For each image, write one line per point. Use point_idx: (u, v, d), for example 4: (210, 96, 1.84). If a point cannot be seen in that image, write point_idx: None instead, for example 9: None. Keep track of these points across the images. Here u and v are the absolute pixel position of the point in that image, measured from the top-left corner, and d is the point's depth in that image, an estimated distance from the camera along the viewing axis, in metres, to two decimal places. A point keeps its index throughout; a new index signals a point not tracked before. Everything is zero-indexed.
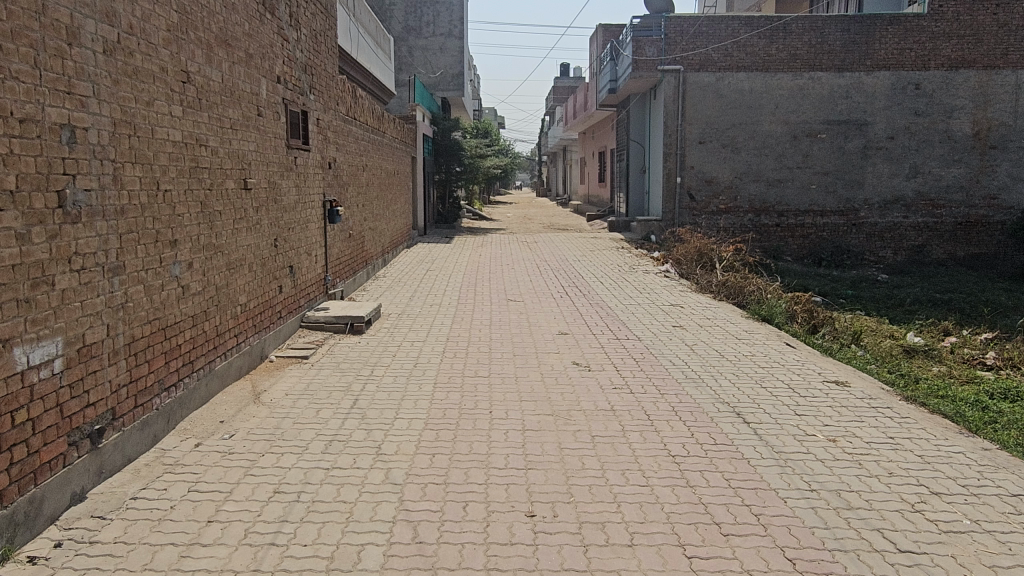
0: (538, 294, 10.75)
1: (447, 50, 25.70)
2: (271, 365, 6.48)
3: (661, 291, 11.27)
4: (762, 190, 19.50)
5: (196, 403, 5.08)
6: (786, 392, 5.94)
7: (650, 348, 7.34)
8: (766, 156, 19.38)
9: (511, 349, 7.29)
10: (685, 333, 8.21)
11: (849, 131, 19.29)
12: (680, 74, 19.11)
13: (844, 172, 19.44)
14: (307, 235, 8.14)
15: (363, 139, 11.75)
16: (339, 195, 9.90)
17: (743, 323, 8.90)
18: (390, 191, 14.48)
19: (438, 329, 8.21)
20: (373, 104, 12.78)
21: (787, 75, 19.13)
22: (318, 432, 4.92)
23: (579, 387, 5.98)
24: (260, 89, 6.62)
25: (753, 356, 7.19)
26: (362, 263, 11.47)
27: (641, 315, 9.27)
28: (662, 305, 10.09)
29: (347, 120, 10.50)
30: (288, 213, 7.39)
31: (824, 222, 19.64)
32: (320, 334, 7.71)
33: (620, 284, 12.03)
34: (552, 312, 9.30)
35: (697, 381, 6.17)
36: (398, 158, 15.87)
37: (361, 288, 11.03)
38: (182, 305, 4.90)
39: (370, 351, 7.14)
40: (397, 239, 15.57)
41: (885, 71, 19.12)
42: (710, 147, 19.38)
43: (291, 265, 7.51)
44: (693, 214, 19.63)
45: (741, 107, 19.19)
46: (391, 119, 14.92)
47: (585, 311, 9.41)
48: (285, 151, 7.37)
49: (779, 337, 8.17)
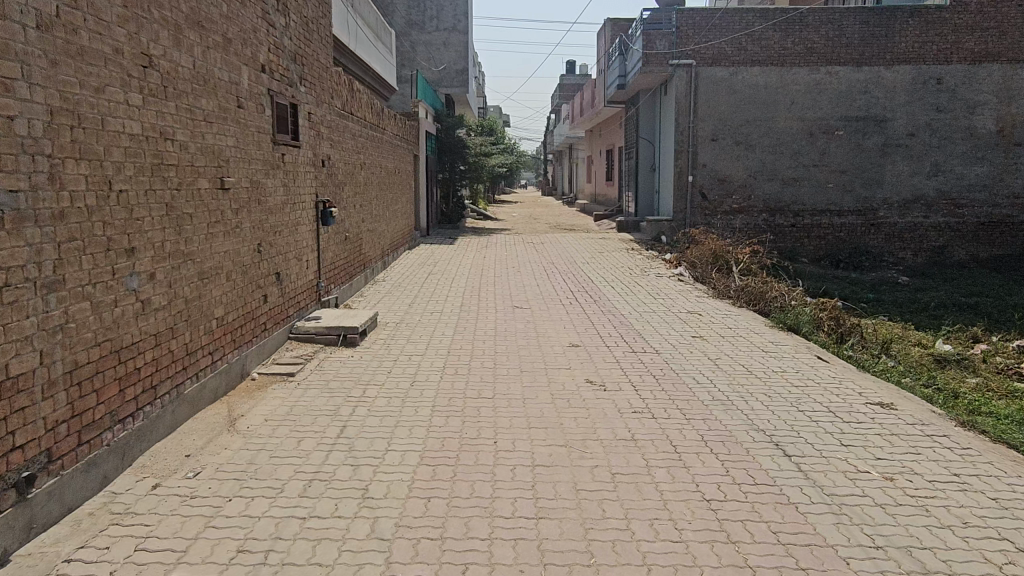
0: (546, 301, 10.12)
1: (451, 45, 25.07)
2: (252, 384, 5.85)
3: (676, 297, 10.64)
4: (778, 189, 18.81)
5: (159, 434, 4.46)
6: (826, 417, 5.29)
7: (670, 363, 6.70)
8: (781, 153, 18.71)
9: (518, 365, 6.65)
10: (706, 345, 7.58)
11: (867, 128, 18.61)
12: (692, 69, 18.44)
13: (862, 170, 18.75)
14: (296, 239, 7.53)
15: (361, 136, 11.15)
16: (334, 195, 9.28)
17: (767, 332, 8.26)
18: (390, 190, 13.88)
19: (439, 340, 7.60)
20: (371, 99, 12.16)
21: (803, 70, 18.45)
22: (296, 469, 4.29)
23: (595, 411, 5.34)
24: (240, 79, 6.00)
25: (783, 372, 6.54)
26: (360, 267, 10.86)
27: (656, 324, 8.64)
28: (678, 312, 9.45)
29: (343, 115, 9.89)
30: (273, 216, 6.76)
31: (842, 222, 18.95)
32: (310, 347, 7.10)
33: (632, 288, 11.39)
34: (561, 321, 8.67)
35: (725, 403, 5.52)
36: (399, 156, 15.28)
37: (359, 293, 10.43)
38: (142, 322, 4.28)
39: (364, 367, 6.51)
40: (399, 241, 14.96)
41: (905, 65, 18.43)
42: (723, 144, 18.70)
43: (277, 272, 6.88)
44: (706, 214, 18.97)
45: (755, 103, 18.51)
46: (391, 115, 14.31)
47: (596, 319, 8.78)
48: (271, 147, 6.76)
49: (809, 349, 7.51)
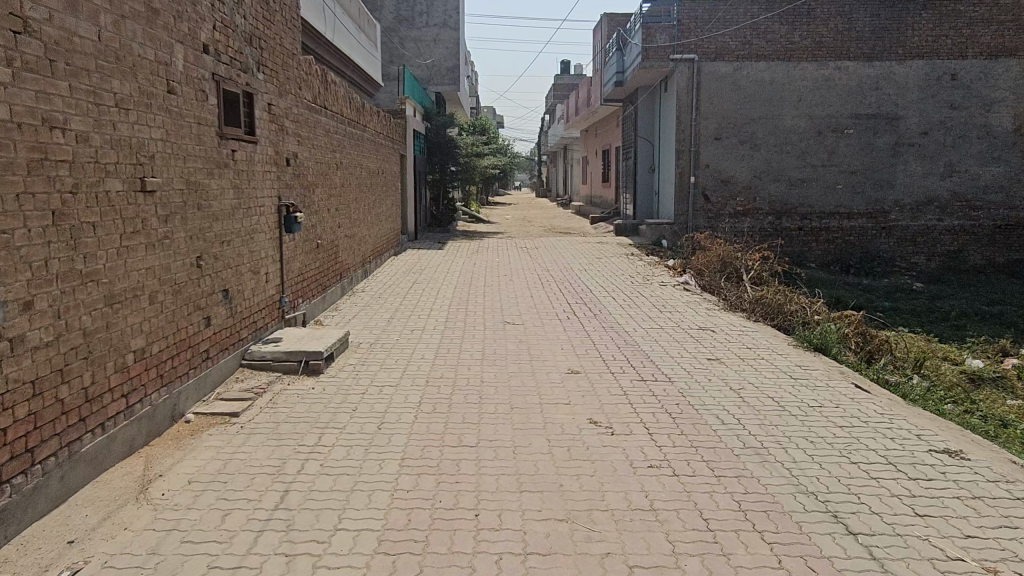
0: (542, 314, 9.10)
1: (442, 42, 24.11)
2: (184, 429, 4.81)
3: (684, 310, 9.65)
4: (784, 190, 17.85)
5: (36, 511, 3.43)
6: (887, 472, 4.29)
7: (687, 397, 5.68)
8: (788, 153, 17.75)
9: (509, 399, 5.62)
10: (724, 370, 6.58)
11: (878, 126, 17.67)
12: (694, 65, 17.48)
13: (873, 171, 17.81)
14: (251, 249, 6.49)
15: (337, 132, 10.14)
16: (302, 198, 8.26)
17: (792, 354, 7.27)
18: (372, 192, 12.88)
19: (420, 366, 6.56)
20: (350, 93, 11.15)
21: (811, 65, 17.51)
22: (212, 561, 3.24)
23: (602, 466, 4.32)
24: (173, 59, 4.97)
25: (821, 408, 5.54)
26: (335, 277, 9.83)
27: (664, 343, 7.65)
28: (688, 328, 8.45)
29: (315, 109, 8.89)
30: (218, 223, 5.73)
31: (852, 225, 17.99)
32: (265, 376, 6.04)
33: (635, 299, 10.40)
34: (558, 340, 7.66)
35: (761, 455, 4.51)
36: (383, 156, 14.28)
37: (332, 307, 9.39)
38: (9, 368, 3.26)
39: (324, 404, 5.45)
40: (383, 247, 13.93)
41: (919, 59, 17.50)
42: (727, 143, 17.74)
43: (224, 289, 5.85)
44: (709, 217, 18.00)
45: (760, 100, 17.56)
46: (374, 111, 13.30)
47: (597, 337, 7.78)
48: (217, 143, 5.74)
49: (844, 376, 6.51)
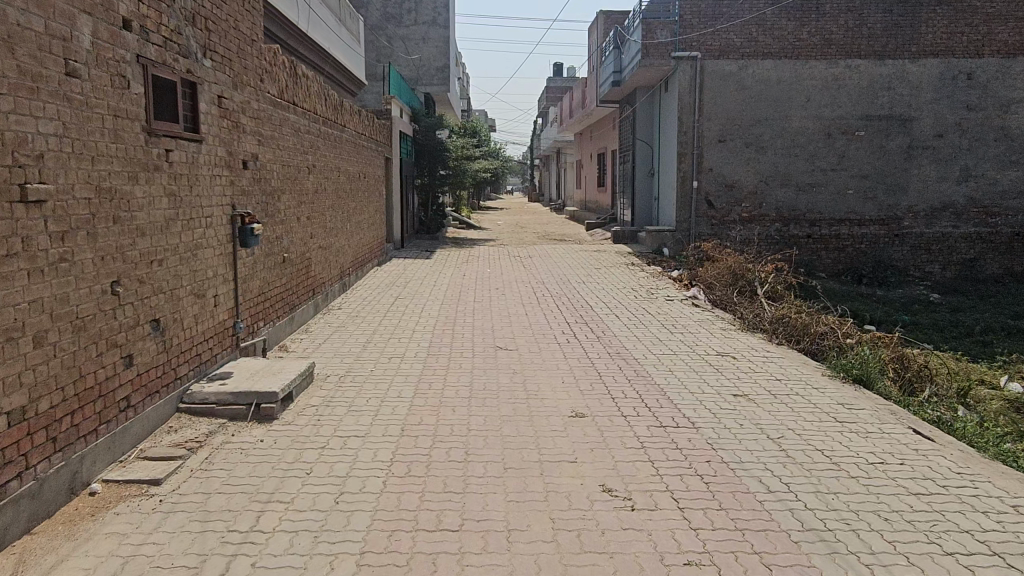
0: (538, 336, 8.06)
1: (431, 41, 23.08)
2: (84, 509, 3.73)
3: (697, 330, 8.63)
4: (792, 195, 16.91)
5: None
6: (999, 571, 3.27)
7: (719, 452, 4.64)
8: (796, 156, 16.81)
9: (502, 456, 4.57)
10: (754, 412, 5.56)
11: (890, 128, 16.76)
12: (697, 63, 16.53)
13: (885, 175, 16.88)
14: (192, 268, 5.42)
15: (310, 132, 9.10)
16: (265, 207, 7.21)
17: (828, 387, 6.26)
18: (352, 198, 11.84)
19: (396, 409, 5.49)
20: (325, 89, 10.11)
21: (820, 63, 16.58)
22: None
23: (624, 564, 3.28)
24: (75, 32, 3.94)
25: (884, 465, 4.51)
26: (306, 294, 8.77)
27: (679, 373, 6.64)
28: (704, 354, 7.44)
29: (281, 105, 7.85)
30: (144, 238, 4.67)
31: (863, 233, 17.05)
32: (206, 425, 4.97)
33: (641, 317, 9.39)
34: (557, 370, 6.63)
35: (829, 543, 3.48)
36: (365, 159, 13.26)
37: (301, 328, 8.33)
38: None
39: (272, 465, 4.38)
40: (364, 257, 12.90)
41: (932, 58, 16.61)
42: (731, 146, 16.79)
43: (152, 320, 4.79)
44: (713, 224, 17.05)
45: (766, 100, 16.63)
46: (354, 110, 12.27)
47: (601, 367, 6.75)
48: (144, 140, 4.70)
49: (899, 419, 5.48)
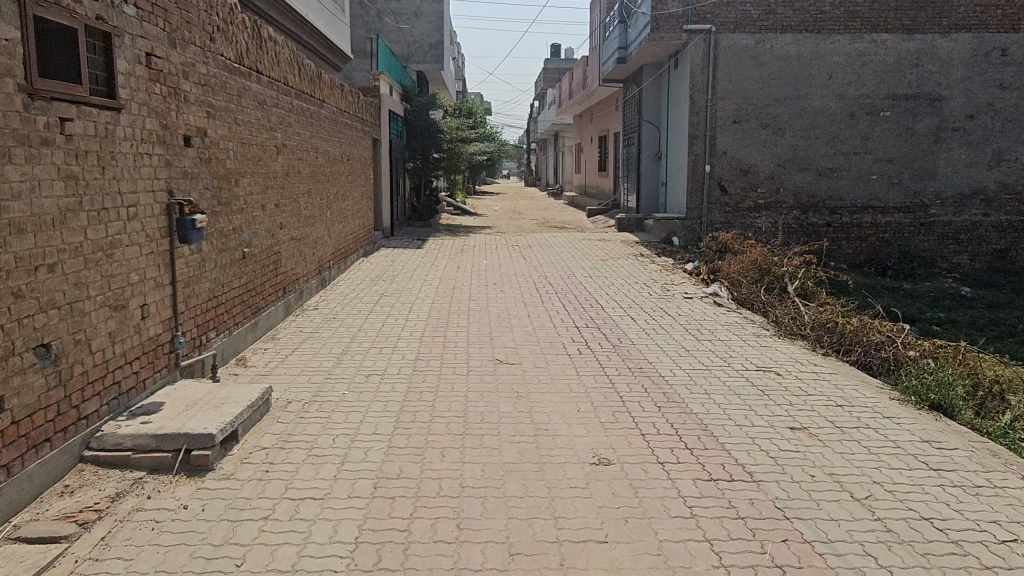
0: (544, 345, 6.87)
1: (424, 16, 21.72)
2: None
3: (727, 337, 7.46)
4: (811, 180, 15.72)
5: None
6: None
7: (798, 526, 3.47)
8: (816, 138, 15.60)
9: (506, 531, 3.40)
10: (823, 455, 4.39)
11: (918, 108, 15.54)
12: (710, 36, 15.26)
13: (911, 159, 15.70)
14: (103, 272, 4.20)
15: (279, 105, 7.87)
16: (216, 192, 5.98)
17: (903, 418, 5.11)
18: (333, 183, 10.62)
19: (368, 453, 4.28)
20: (299, 58, 8.87)
21: (843, 38, 15.33)
22: None
23: None
24: None
25: (1020, 545, 3.36)
26: (274, 293, 7.55)
27: (718, 397, 5.47)
28: (742, 369, 6.26)
29: (240, 72, 6.62)
30: (19, 236, 3.44)
31: (887, 221, 15.87)
32: (116, 480, 3.79)
33: (658, 320, 8.22)
34: (569, 393, 5.44)
35: None
36: (349, 140, 11.99)
37: (267, 335, 7.13)
38: None
39: (190, 551, 3.19)
40: (348, 247, 11.66)
41: (965, 33, 15.38)
42: (747, 127, 15.55)
43: (39, 346, 3.59)
44: (726, 211, 15.86)
45: (785, 78, 15.40)
46: (335, 84, 11.03)
47: (621, 389, 5.57)
48: (22, 105, 3.49)
49: (1007, 466, 4.33)
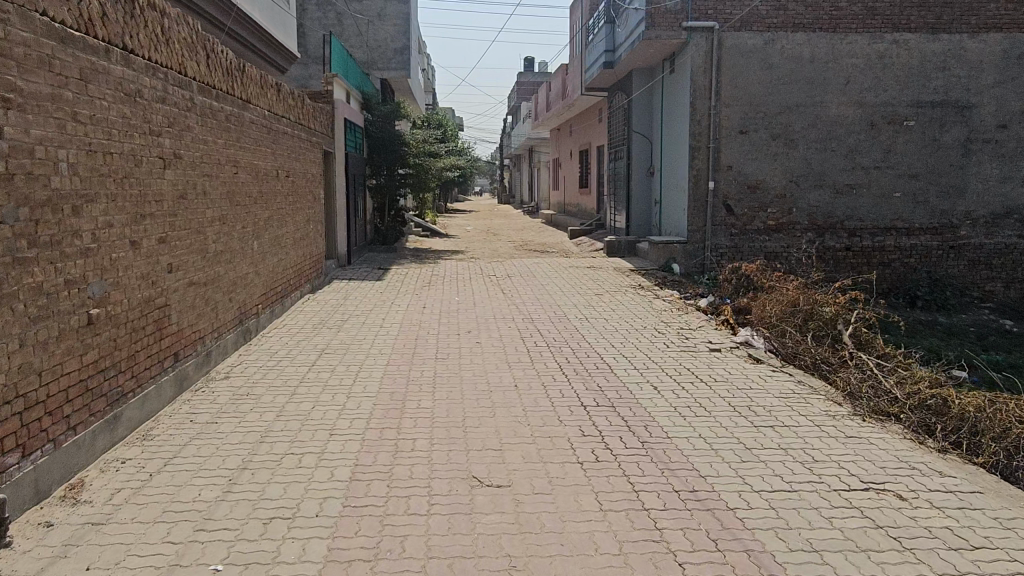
0: (542, 445, 4.73)
1: (388, 18, 19.74)
2: None
3: (791, 420, 5.38)
4: (827, 199, 13.84)
5: None
6: None
7: None
8: (833, 151, 13.72)
9: None
10: None
11: (946, 117, 13.73)
12: (713, 34, 13.38)
13: (938, 175, 13.86)
14: None
15: (168, 101, 5.67)
16: (24, 228, 3.77)
17: None
18: (262, 205, 8.40)
19: None
20: (207, 40, 6.69)
21: (862, 38, 13.50)
22: None
23: None
24: None
25: None
26: (154, 367, 5.32)
27: (837, 561, 3.35)
28: (843, 489, 4.16)
29: (87, 47, 4.44)
30: None
31: (912, 244, 14.03)
32: None
33: (690, 389, 6.10)
34: (597, 560, 3.29)
35: None
36: (288, 152, 9.79)
37: (137, 435, 4.88)
38: None
39: None
40: (287, 284, 9.45)
41: (995, 33, 13.63)
42: (755, 138, 13.64)
43: None
44: (732, 234, 13.93)
45: (798, 83, 13.53)
46: (269, 81, 8.84)
47: (678, 547, 3.43)
48: None
49: None
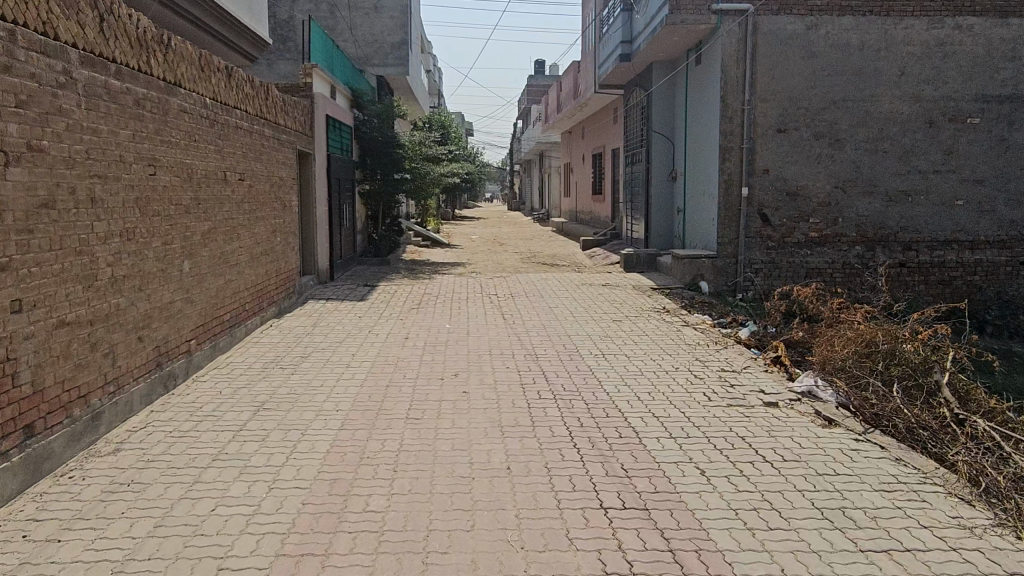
0: None
1: (385, 9, 18.12)
2: None
3: (912, 539, 3.63)
4: (878, 207, 12.06)
5: None
6: None
7: None
8: (885, 152, 11.94)
9: None
10: None
11: (1015, 113, 11.92)
12: (748, 19, 11.66)
13: (1006, 180, 12.04)
14: None
15: (19, 72, 4.03)
16: None
17: None
18: (201, 215, 6.75)
19: None
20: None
21: (919, 22, 11.73)
22: None
23: None
24: None
25: None
26: None
27: None
28: None
29: None
30: None
31: (976, 259, 12.21)
32: None
33: (752, 476, 4.35)
34: None
35: None
36: (246, 151, 8.18)
37: None
38: None
39: None
40: (240, 310, 7.80)
41: None
42: (796, 138, 11.89)
43: None
44: (768, 247, 12.17)
45: (844, 74, 11.78)
46: (214, 62, 7.22)
47: None
48: None
49: None
